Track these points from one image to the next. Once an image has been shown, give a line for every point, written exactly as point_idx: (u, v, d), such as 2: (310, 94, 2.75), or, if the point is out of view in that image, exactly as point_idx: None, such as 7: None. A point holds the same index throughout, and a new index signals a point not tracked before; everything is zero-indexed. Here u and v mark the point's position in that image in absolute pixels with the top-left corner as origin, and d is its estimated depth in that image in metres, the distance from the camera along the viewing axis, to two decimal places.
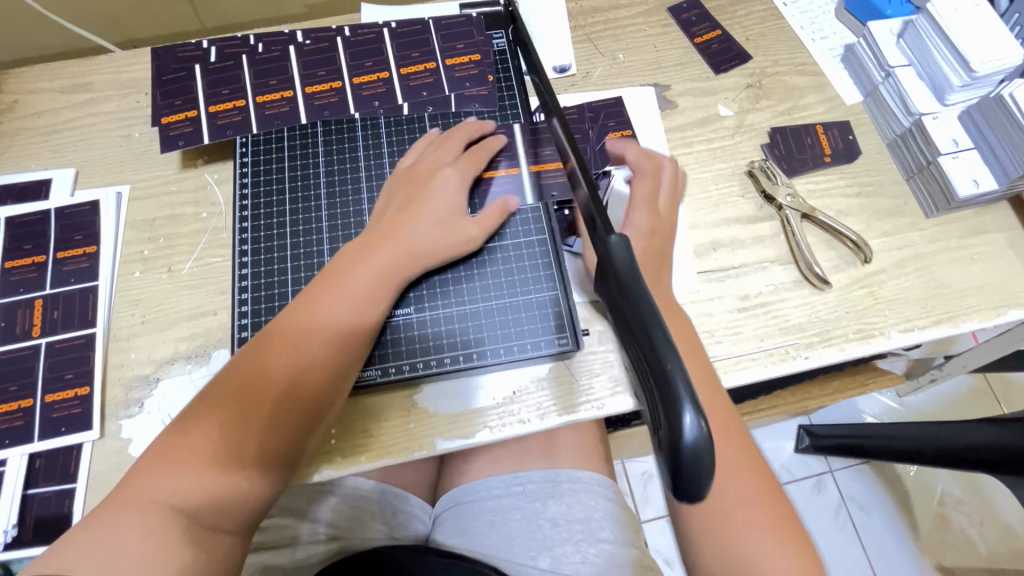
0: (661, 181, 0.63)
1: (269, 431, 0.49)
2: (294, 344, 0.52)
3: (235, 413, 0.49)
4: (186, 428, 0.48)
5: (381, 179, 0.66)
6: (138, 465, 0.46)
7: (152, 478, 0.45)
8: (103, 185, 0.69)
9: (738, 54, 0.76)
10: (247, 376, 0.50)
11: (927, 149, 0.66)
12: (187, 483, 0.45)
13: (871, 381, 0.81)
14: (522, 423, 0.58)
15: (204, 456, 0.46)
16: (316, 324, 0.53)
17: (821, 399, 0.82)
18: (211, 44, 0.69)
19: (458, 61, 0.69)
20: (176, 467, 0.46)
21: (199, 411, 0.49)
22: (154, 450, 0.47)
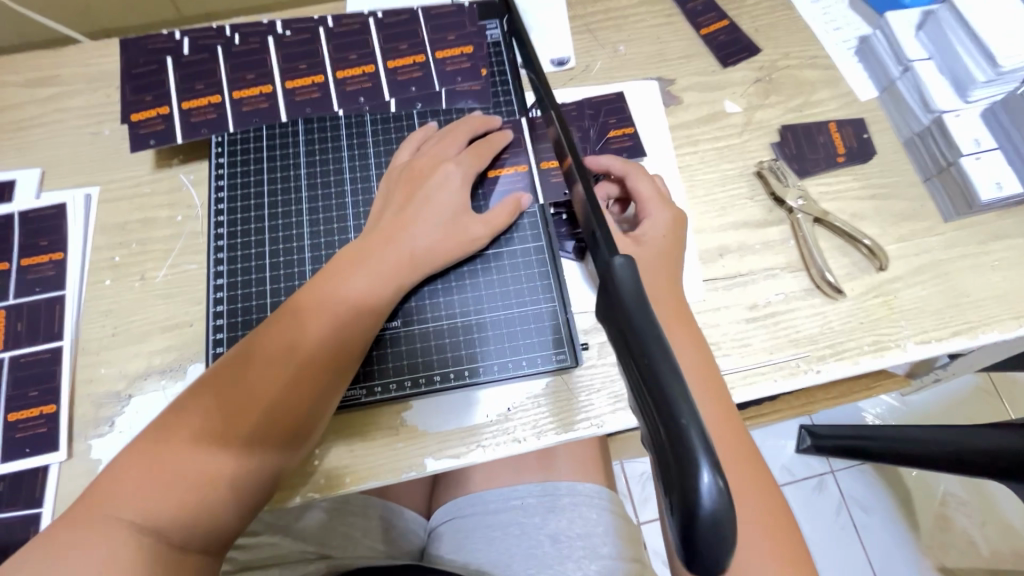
0: (644, 192, 0.57)
1: (249, 447, 0.45)
2: (282, 352, 0.48)
3: (213, 425, 0.45)
4: (161, 439, 0.44)
5: (367, 181, 0.61)
6: (109, 473, 0.43)
7: (120, 492, 0.42)
8: (72, 186, 0.65)
9: (746, 46, 0.72)
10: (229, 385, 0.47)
11: (947, 149, 0.63)
12: (157, 499, 0.42)
13: (877, 386, 0.74)
14: (517, 442, 0.55)
15: (178, 470, 0.43)
16: (307, 331, 0.49)
17: (826, 404, 0.74)
18: (184, 35, 0.65)
19: (449, 54, 0.65)
20: (147, 479, 0.42)
21: (176, 421, 0.45)
22: (128, 455, 0.44)
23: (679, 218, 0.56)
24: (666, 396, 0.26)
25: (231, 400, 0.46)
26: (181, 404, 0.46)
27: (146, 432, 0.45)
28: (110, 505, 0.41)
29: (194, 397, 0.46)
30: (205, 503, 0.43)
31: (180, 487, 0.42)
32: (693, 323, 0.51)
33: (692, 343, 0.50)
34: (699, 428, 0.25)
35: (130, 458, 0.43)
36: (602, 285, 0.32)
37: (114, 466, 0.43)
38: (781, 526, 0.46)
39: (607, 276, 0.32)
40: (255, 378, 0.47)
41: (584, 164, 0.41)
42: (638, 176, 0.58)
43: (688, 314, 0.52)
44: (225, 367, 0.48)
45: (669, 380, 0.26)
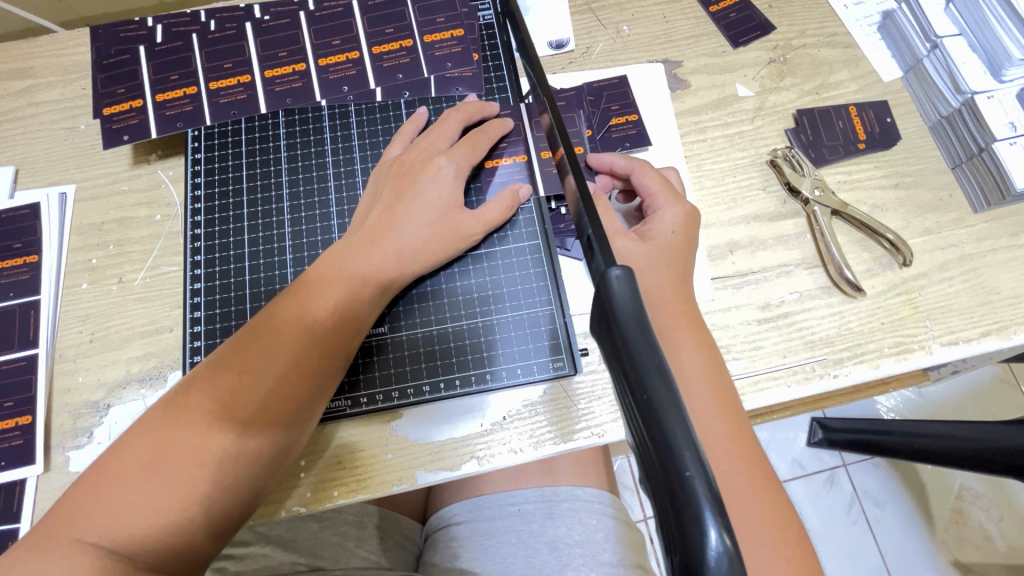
0: (655, 187, 0.53)
1: (225, 464, 0.42)
2: (260, 362, 0.44)
3: (187, 439, 0.42)
4: (132, 453, 0.41)
5: (352, 177, 0.58)
6: (77, 488, 0.41)
7: (86, 513, 0.39)
8: (46, 185, 0.62)
9: (759, 25, 0.66)
10: (204, 396, 0.43)
11: (980, 133, 0.58)
12: (127, 519, 0.39)
13: (897, 380, 0.65)
14: (513, 453, 0.52)
15: (149, 489, 0.40)
16: (288, 338, 0.45)
17: (841, 400, 0.66)
18: (157, 22, 0.61)
19: (438, 38, 0.60)
20: (115, 497, 0.40)
21: (146, 435, 0.42)
22: (96, 470, 0.41)
23: (691, 212, 0.52)
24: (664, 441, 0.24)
25: (208, 414, 0.43)
26: (152, 415, 0.43)
27: (116, 444, 0.42)
28: (76, 524, 0.39)
29: (166, 408, 0.43)
30: (178, 525, 0.40)
31: (149, 506, 0.40)
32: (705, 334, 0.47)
33: (703, 353, 0.46)
34: (704, 481, 0.23)
35: (99, 472, 0.41)
36: (598, 300, 0.29)
37: (80, 483, 0.41)
38: (797, 556, 0.41)
39: (604, 291, 0.29)
40: (233, 389, 0.43)
41: (576, 155, 0.37)
42: (644, 172, 0.54)
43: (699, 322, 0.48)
44: (201, 376, 0.44)
45: (674, 426, 0.24)
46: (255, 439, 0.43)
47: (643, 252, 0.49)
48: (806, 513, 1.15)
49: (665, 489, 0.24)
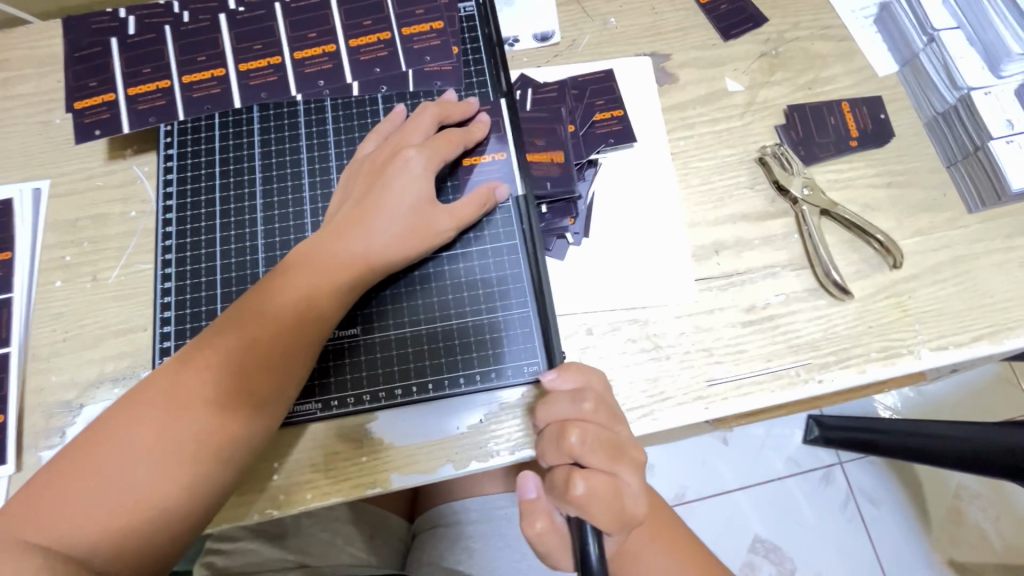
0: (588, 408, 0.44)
1: (185, 464, 0.41)
2: (218, 363, 0.44)
3: (143, 437, 0.41)
4: (88, 451, 0.40)
5: (327, 174, 0.56)
6: (32, 487, 0.40)
7: (43, 509, 0.39)
8: (20, 180, 0.61)
9: (751, 16, 0.64)
10: (162, 394, 0.42)
11: (976, 131, 0.56)
12: (83, 518, 0.39)
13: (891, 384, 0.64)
14: (490, 457, 0.51)
15: (107, 486, 0.39)
16: (250, 336, 0.45)
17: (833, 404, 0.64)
18: (129, 13, 0.59)
19: (417, 30, 0.59)
20: (72, 495, 0.39)
21: (104, 432, 0.41)
22: (52, 470, 0.40)
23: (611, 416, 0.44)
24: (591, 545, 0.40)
25: (162, 413, 0.42)
26: (113, 412, 0.42)
27: (74, 442, 0.41)
28: (28, 524, 0.38)
29: (125, 406, 0.42)
30: (131, 526, 0.39)
31: (102, 506, 0.39)
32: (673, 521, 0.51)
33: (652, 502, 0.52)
34: None
35: (54, 470, 0.40)
36: None
37: (38, 480, 0.40)
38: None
39: None
40: (191, 387, 0.43)
41: None
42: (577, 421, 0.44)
43: (665, 515, 0.51)
44: (162, 372, 0.43)
45: None
46: (214, 442, 0.42)
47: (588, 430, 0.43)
48: (802, 512, 1.15)
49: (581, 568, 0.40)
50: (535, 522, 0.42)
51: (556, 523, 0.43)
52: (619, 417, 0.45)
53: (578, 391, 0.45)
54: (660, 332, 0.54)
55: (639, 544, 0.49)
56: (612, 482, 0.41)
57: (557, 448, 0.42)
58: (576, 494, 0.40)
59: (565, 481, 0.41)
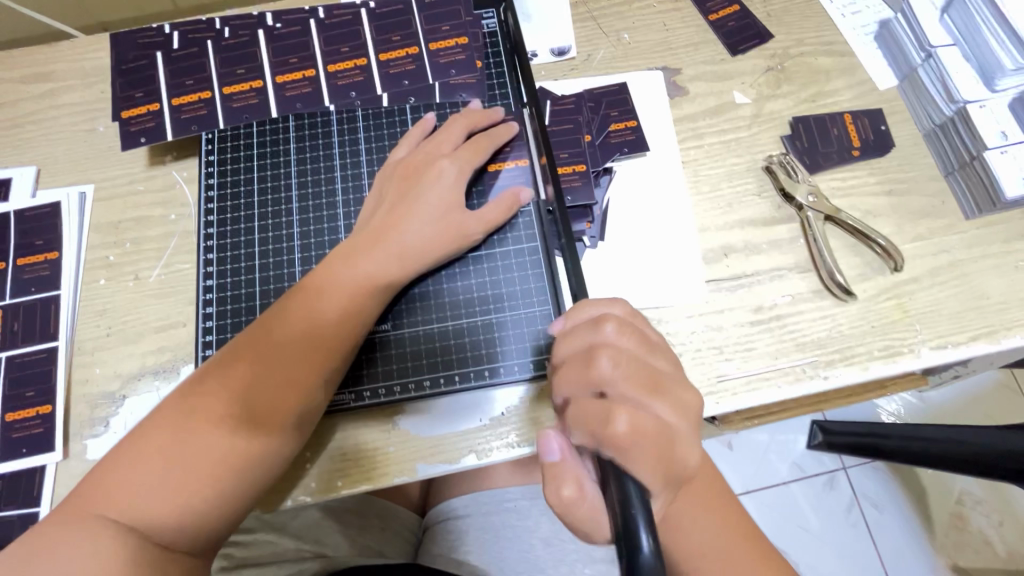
0: (618, 334, 0.44)
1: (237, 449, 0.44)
2: (266, 357, 0.47)
3: (198, 425, 0.44)
4: (148, 438, 0.43)
5: (358, 180, 0.60)
6: (97, 471, 0.43)
7: (107, 492, 0.42)
8: (66, 184, 0.65)
9: (757, 33, 0.68)
10: (215, 386, 0.45)
11: (972, 141, 0.59)
12: (145, 499, 0.41)
13: (894, 384, 0.66)
14: (511, 447, 0.54)
15: (166, 471, 0.42)
16: (297, 331, 0.48)
17: (837, 402, 0.66)
18: (174, 29, 0.63)
19: (444, 45, 0.62)
20: (134, 479, 0.42)
21: (161, 422, 0.44)
22: (114, 456, 0.43)
23: (644, 343, 0.44)
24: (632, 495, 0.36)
25: (218, 402, 0.45)
26: (169, 403, 0.45)
27: (134, 431, 0.44)
28: (98, 502, 0.41)
29: (181, 396, 0.45)
30: (192, 505, 0.42)
31: (165, 487, 0.42)
32: (715, 483, 0.51)
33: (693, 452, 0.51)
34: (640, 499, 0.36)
35: (117, 456, 0.43)
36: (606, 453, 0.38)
37: (102, 466, 0.43)
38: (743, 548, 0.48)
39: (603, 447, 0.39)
40: (243, 379, 0.46)
41: None
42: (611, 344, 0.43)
43: (710, 479, 0.50)
44: (215, 365, 0.47)
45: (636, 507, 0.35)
46: (265, 429, 0.45)
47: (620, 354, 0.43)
48: (806, 515, 1.17)
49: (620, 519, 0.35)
50: (563, 487, 0.40)
51: (586, 489, 0.40)
52: (648, 347, 0.44)
53: (600, 319, 0.45)
54: (672, 331, 0.57)
55: (682, 509, 0.48)
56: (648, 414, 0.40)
57: (585, 374, 0.42)
58: (616, 426, 0.39)
59: (601, 413, 0.40)
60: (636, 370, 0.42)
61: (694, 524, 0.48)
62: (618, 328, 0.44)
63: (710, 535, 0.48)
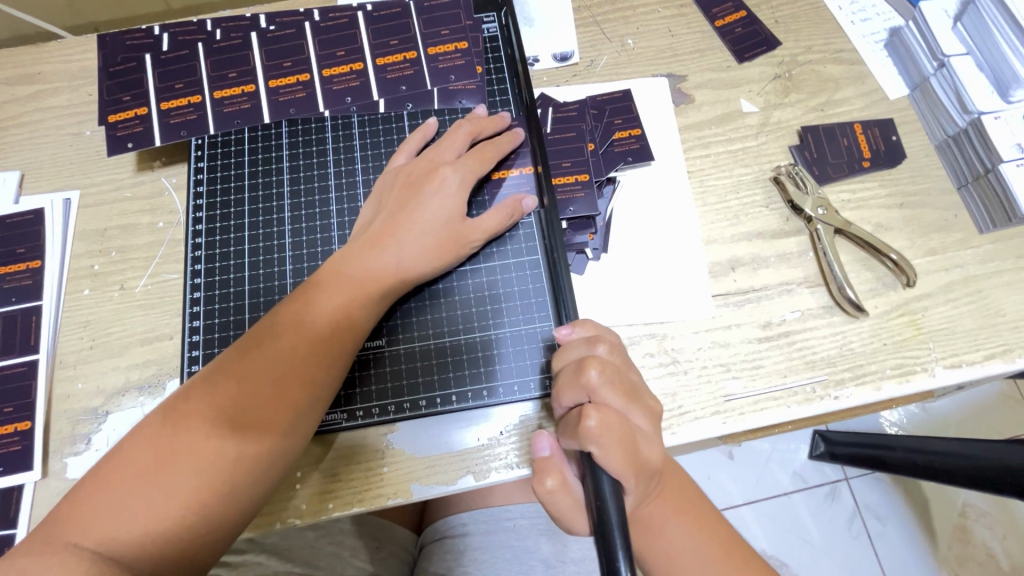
0: (606, 351, 0.45)
1: (222, 469, 0.42)
2: (254, 370, 0.45)
3: (184, 443, 0.42)
4: (132, 457, 0.41)
5: (353, 188, 0.58)
6: (74, 494, 0.41)
7: (85, 516, 0.39)
8: (51, 190, 0.62)
9: (764, 40, 0.66)
10: (203, 402, 0.43)
11: (986, 154, 0.57)
12: (125, 523, 0.39)
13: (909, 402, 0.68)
14: (509, 468, 0.52)
15: (148, 492, 0.40)
16: (289, 347, 0.46)
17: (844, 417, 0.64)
18: (163, 31, 0.61)
19: (442, 50, 0.60)
20: (115, 502, 0.40)
21: (146, 439, 0.42)
22: (96, 476, 0.41)
23: (628, 361, 0.46)
24: (609, 511, 0.38)
25: (205, 421, 0.43)
26: (154, 420, 0.43)
27: (116, 450, 0.42)
28: (73, 528, 0.39)
29: (165, 415, 0.43)
30: (172, 532, 0.40)
31: (146, 511, 0.40)
32: (685, 482, 0.49)
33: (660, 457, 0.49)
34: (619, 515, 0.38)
35: (98, 476, 0.41)
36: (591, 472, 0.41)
37: (82, 487, 0.41)
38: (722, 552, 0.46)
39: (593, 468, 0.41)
40: (232, 397, 0.44)
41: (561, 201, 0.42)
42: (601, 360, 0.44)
43: (680, 478, 0.48)
44: (201, 382, 0.45)
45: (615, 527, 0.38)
46: (253, 447, 0.43)
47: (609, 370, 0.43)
48: (809, 529, 1.14)
49: (601, 535, 0.38)
50: (547, 478, 0.43)
51: (568, 482, 0.43)
52: (632, 364, 0.46)
53: (594, 337, 0.46)
54: (676, 347, 0.55)
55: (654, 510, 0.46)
56: (622, 419, 0.41)
57: (576, 385, 0.43)
58: (588, 427, 0.40)
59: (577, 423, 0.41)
60: (622, 389, 0.43)
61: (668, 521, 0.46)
62: (610, 347, 0.45)
63: (682, 532, 0.46)
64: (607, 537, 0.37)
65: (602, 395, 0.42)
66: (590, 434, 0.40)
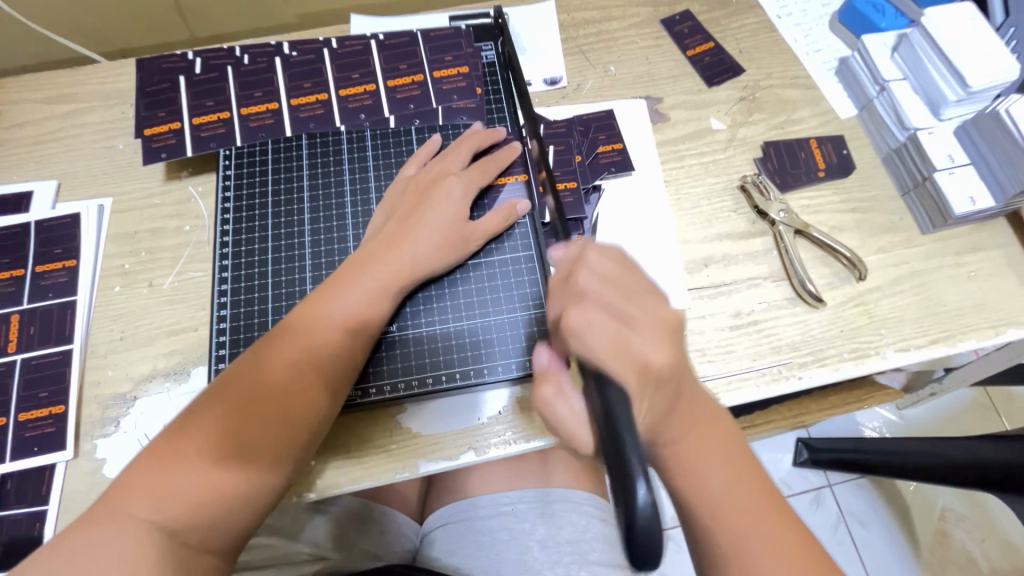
0: (597, 259, 0.46)
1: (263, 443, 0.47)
2: (288, 356, 0.50)
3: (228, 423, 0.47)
4: (177, 438, 0.46)
5: (367, 193, 0.65)
6: (125, 474, 0.45)
7: (140, 493, 0.43)
8: (86, 197, 0.68)
9: (730, 67, 0.75)
10: (243, 386, 0.48)
11: (923, 164, 0.65)
12: (177, 496, 0.43)
13: (868, 398, 0.78)
14: (507, 444, 0.57)
15: (194, 469, 0.44)
16: (317, 335, 0.51)
17: (819, 416, 0.78)
18: (196, 56, 0.69)
19: (446, 74, 0.68)
20: (167, 478, 0.44)
21: (190, 421, 0.47)
22: (147, 456, 0.45)
23: (628, 266, 0.46)
24: (620, 432, 0.36)
25: (242, 404, 0.47)
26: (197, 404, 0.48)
27: (163, 434, 0.47)
28: (131, 503, 0.43)
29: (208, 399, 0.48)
30: (220, 503, 0.44)
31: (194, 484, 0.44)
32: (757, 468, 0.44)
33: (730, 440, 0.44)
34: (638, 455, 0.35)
35: (149, 457, 0.45)
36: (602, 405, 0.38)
37: (132, 469, 0.45)
38: (800, 548, 0.41)
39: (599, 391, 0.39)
40: (267, 379, 0.49)
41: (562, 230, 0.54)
42: (588, 269, 0.45)
43: (751, 459, 0.44)
44: (238, 368, 0.50)
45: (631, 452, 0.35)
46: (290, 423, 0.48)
47: (598, 280, 0.44)
48: None
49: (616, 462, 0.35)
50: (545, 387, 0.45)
51: (563, 389, 0.45)
52: (629, 268, 0.46)
53: (582, 247, 0.47)
54: None
55: (722, 489, 0.41)
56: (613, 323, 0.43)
57: (565, 293, 0.45)
58: (574, 337, 0.42)
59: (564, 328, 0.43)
60: (614, 293, 0.44)
61: (730, 502, 0.41)
62: (602, 253, 0.46)
63: (758, 525, 0.40)
64: (623, 466, 0.34)
65: (590, 301, 0.44)
66: (573, 330, 0.43)
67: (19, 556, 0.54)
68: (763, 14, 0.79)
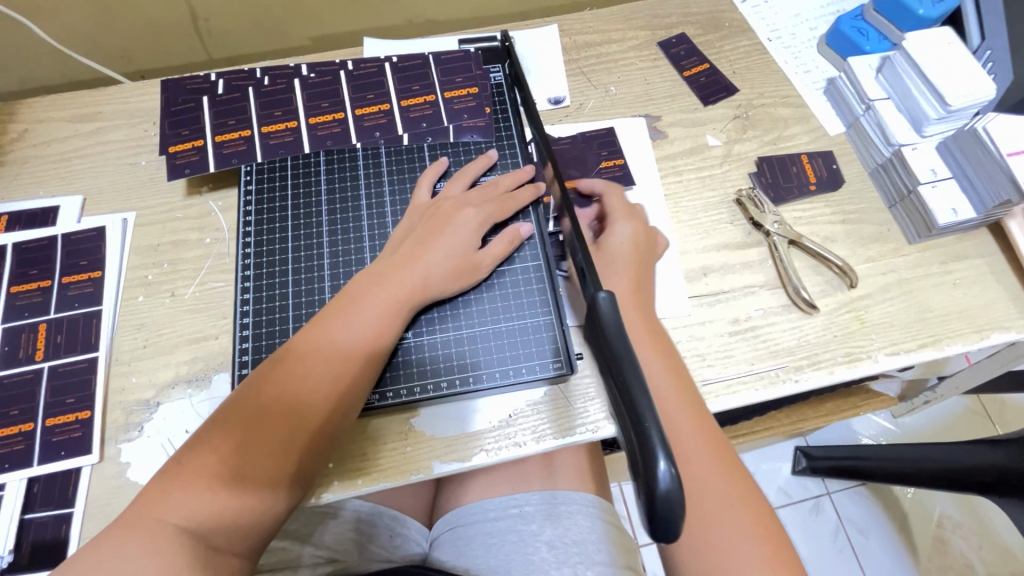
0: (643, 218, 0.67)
1: (286, 455, 0.49)
2: (308, 371, 0.52)
3: (250, 436, 0.48)
4: (203, 449, 0.48)
5: (382, 207, 0.68)
6: (157, 479, 0.47)
7: (168, 500, 0.45)
8: (111, 211, 0.71)
9: (725, 87, 0.79)
10: (266, 401, 0.50)
11: (907, 178, 0.69)
12: (203, 503, 0.45)
13: (864, 404, 0.82)
14: (518, 446, 0.59)
15: (219, 478, 0.46)
16: (335, 353, 0.53)
17: (816, 421, 0.82)
18: (219, 78, 0.72)
19: (457, 94, 0.72)
20: (194, 486, 0.46)
21: (217, 432, 0.48)
22: (176, 463, 0.47)
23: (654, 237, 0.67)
24: (639, 403, 0.38)
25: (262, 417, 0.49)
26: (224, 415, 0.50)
27: (192, 441, 0.49)
28: (160, 509, 0.45)
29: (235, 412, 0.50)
30: (242, 509, 0.46)
31: (220, 492, 0.46)
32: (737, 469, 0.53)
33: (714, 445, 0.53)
34: (658, 431, 0.36)
35: (179, 464, 0.47)
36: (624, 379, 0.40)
37: (161, 477, 0.47)
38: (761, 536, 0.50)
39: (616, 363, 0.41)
40: (291, 394, 0.50)
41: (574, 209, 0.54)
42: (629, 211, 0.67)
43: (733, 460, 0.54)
44: (262, 380, 0.51)
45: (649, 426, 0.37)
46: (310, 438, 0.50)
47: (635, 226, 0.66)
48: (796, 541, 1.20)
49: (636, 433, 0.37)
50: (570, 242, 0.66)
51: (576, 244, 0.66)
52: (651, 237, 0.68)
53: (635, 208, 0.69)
54: None
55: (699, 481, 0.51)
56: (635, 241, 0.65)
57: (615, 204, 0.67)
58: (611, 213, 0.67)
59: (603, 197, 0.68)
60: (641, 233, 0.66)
61: (704, 492, 0.51)
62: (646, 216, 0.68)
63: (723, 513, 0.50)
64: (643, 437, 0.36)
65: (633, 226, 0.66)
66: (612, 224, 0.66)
67: (46, 557, 0.55)
68: (755, 38, 0.83)
